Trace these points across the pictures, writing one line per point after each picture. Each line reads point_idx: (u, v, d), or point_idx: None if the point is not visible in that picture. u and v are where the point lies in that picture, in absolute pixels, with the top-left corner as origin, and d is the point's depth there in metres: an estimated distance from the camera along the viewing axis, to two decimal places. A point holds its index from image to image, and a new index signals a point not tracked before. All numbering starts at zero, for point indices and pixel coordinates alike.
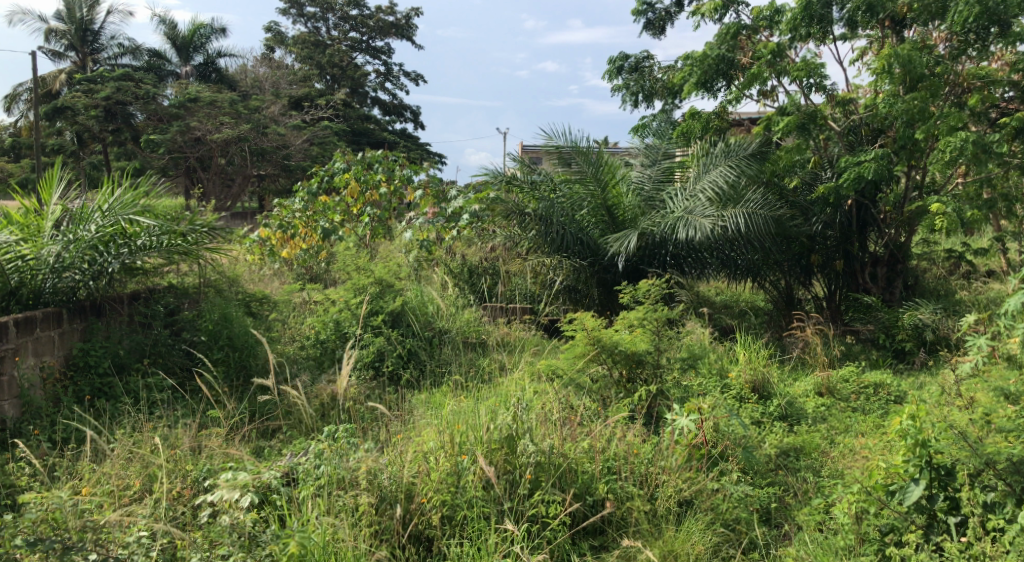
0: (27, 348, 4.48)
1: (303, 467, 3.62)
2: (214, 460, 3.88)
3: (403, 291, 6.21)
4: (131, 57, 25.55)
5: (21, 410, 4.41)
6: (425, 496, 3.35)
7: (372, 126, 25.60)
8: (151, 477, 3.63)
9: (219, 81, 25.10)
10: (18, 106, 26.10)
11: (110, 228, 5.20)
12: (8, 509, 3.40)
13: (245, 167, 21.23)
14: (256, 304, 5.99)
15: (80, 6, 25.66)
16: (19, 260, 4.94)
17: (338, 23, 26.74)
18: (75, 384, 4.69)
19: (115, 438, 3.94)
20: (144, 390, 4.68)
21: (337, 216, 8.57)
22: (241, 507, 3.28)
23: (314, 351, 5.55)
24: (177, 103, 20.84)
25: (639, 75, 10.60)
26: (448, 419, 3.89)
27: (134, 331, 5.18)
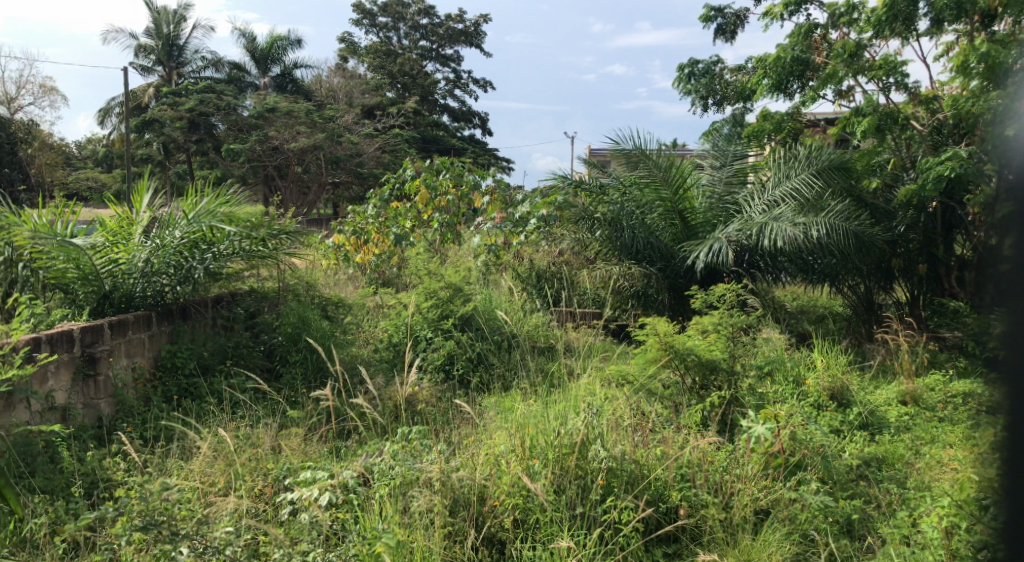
0: (121, 348, 4.69)
1: (380, 466, 3.71)
2: (293, 459, 3.99)
3: (473, 295, 6.29)
4: (213, 70, 26.53)
5: (116, 408, 4.57)
6: (498, 499, 3.38)
7: (442, 133, 25.90)
8: (235, 474, 3.75)
9: (295, 92, 25.81)
10: (111, 119, 27.47)
11: (195, 234, 5.40)
12: (104, 503, 3.56)
13: (321, 175, 21.80)
14: (332, 307, 6.16)
15: (167, 22, 26.85)
16: (113, 263, 5.12)
17: (409, 32, 27.18)
18: (164, 384, 4.91)
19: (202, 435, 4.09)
20: (228, 390, 4.87)
21: (408, 222, 8.72)
22: (321, 504, 3.38)
23: (386, 353, 5.67)
24: (256, 113, 21.56)
25: (709, 79, 10.45)
26: (519, 422, 3.92)
27: (218, 335, 5.48)
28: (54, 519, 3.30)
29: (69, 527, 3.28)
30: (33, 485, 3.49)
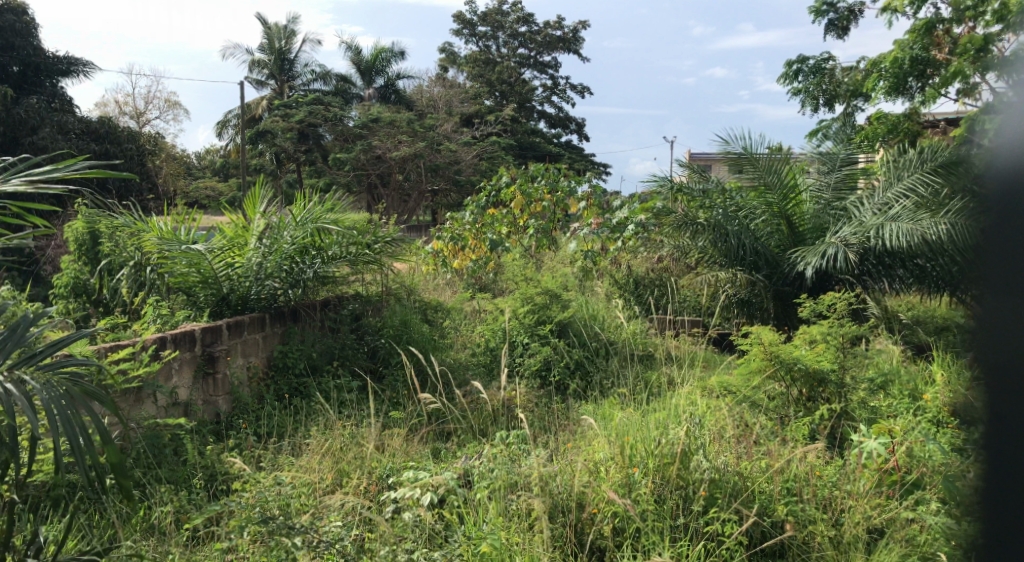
0: (238, 348, 4.95)
1: (478, 469, 3.77)
2: (396, 458, 4.09)
3: (570, 302, 6.31)
4: (320, 82, 27.58)
5: (233, 405, 4.81)
6: (597, 507, 3.36)
7: (539, 139, 26.01)
8: (342, 472, 3.89)
9: (397, 102, 26.51)
10: (228, 131, 28.98)
11: (306, 239, 5.66)
12: (222, 494, 3.74)
13: (420, 183, 22.28)
14: (432, 311, 6.36)
15: (279, 37, 28.17)
16: (230, 267, 5.37)
17: (508, 40, 27.48)
18: (275, 383, 5.15)
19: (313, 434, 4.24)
20: (335, 390, 5.06)
21: (504, 228, 8.83)
22: (423, 504, 3.46)
23: (484, 358, 5.74)
24: (361, 123, 22.27)
25: (820, 78, 10.76)
26: (619, 429, 3.90)
27: (325, 336, 5.68)
28: (178, 508, 3.48)
29: (191, 517, 3.45)
30: (159, 476, 3.70)
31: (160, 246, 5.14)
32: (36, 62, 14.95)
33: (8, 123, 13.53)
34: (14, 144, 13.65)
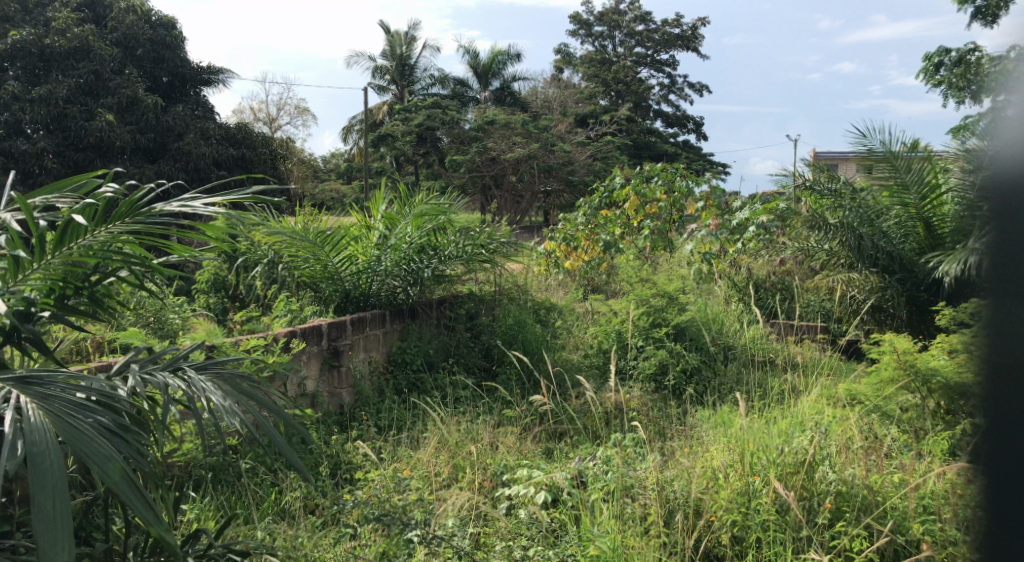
0: (360, 343, 5.15)
1: (593, 471, 3.75)
2: (510, 455, 4.13)
3: (687, 305, 6.18)
4: (439, 86, 28.25)
5: (355, 398, 4.98)
6: (714, 514, 3.26)
7: (655, 139, 25.64)
8: (458, 467, 3.94)
9: (513, 104, 26.77)
10: (352, 136, 30.13)
11: (424, 239, 5.80)
12: (346, 483, 3.88)
13: (534, 184, 22.39)
14: (545, 311, 6.42)
15: (401, 43, 29.04)
16: (352, 264, 5.57)
17: (625, 40, 27.25)
18: (395, 377, 5.32)
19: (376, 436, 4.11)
20: (451, 386, 5.16)
21: (618, 228, 8.76)
22: (538, 502, 3.47)
23: (597, 359, 5.70)
24: (477, 126, 22.57)
25: (963, 68, 10.15)
26: (739, 437, 3.79)
27: (441, 332, 5.93)
28: (307, 494, 3.64)
29: (318, 503, 3.60)
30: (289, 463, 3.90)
31: (289, 244, 5.36)
32: (182, 74, 16.02)
33: (157, 130, 14.55)
34: (161, 150, 14.66)
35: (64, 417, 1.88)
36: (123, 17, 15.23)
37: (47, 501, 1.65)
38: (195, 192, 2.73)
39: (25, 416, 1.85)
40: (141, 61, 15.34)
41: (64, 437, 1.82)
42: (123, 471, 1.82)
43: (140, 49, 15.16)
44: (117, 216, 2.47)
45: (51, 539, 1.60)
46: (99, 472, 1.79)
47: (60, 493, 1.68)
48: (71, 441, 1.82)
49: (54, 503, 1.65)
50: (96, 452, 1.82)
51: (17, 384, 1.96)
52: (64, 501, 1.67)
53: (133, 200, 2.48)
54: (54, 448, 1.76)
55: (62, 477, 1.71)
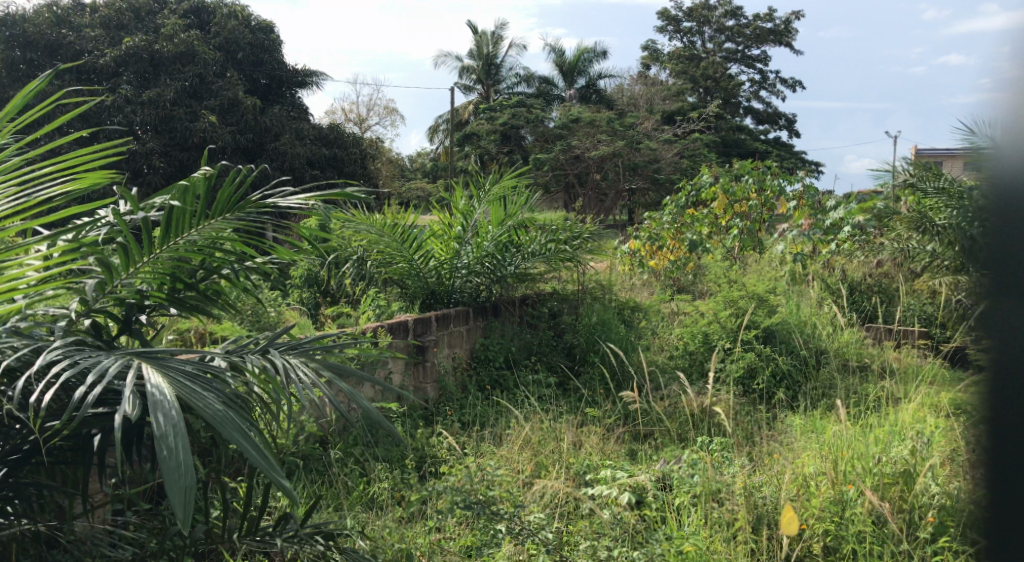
0: (444, 340, 5.24)
1: (678, 473, 3.69)
2: (594, 455, 4.10)
3: (777, 306, 6.01)
4: (525, 85, 28.33)
5: (439, 393, 5.05)
6: (805, 522, 3.17)
7: (745, 136, 25.04)
8: (541, 464, 3.94)
9: (599, 102, 26.60)
10: (438, 136, 30.52)
11: (507, 236, 5.85)
12: (431, 477, 3.93)
13: (619, 183, 22.18)
14: (629, 311, 6.36)
15: (488, 43, 29.25)
16: (437, 263, 5.68)
17: (715, 35, 26.71)
18: (478, 373, 5.38)
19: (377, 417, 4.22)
20: (534, 384, 5.17)
21: (705, 228, 8.58)
22: (622, 503, 3.44)
23: (682, 360, 5.60)
24: (561, 124, 22.54)
25: None
26: (832, 444, 3.66)
27: (524, 330, 5.96)
28: (393, 485, 3.70)
29: (404, 494, 3.66)
30: (376, 454, 3.99)
31: (377, 242, 5.48)
32: (279, 76, 16.56)
33: (255, 131, 15.08)
34: (258, 149, 15.18)
35: (179, 377, 1.97)
36: (225, 22, 15.85)
37: (168, 435, 1.73)
38: (290, 187, 2.83)
39: (143, 374, 1.95)
40: (241, 64, 15.95)
41: (178, 392, 1.90)
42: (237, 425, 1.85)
43: (240, 53, 15.75)
44: (215, 210, 2.58)
45: (171, 465, 1.67)
46: (210, 418, 1.85)
47: (181, 433, 1.75)
48: (184, 395, 1.90)
49: (172, 438, 1.72)
50: (208, 403, 1.89)
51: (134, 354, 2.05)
52: (182, 438, 1.74)
53: (229, 193, 2.59)
54: (171, 398, 1.84)
55: (179, 419, 1.78)
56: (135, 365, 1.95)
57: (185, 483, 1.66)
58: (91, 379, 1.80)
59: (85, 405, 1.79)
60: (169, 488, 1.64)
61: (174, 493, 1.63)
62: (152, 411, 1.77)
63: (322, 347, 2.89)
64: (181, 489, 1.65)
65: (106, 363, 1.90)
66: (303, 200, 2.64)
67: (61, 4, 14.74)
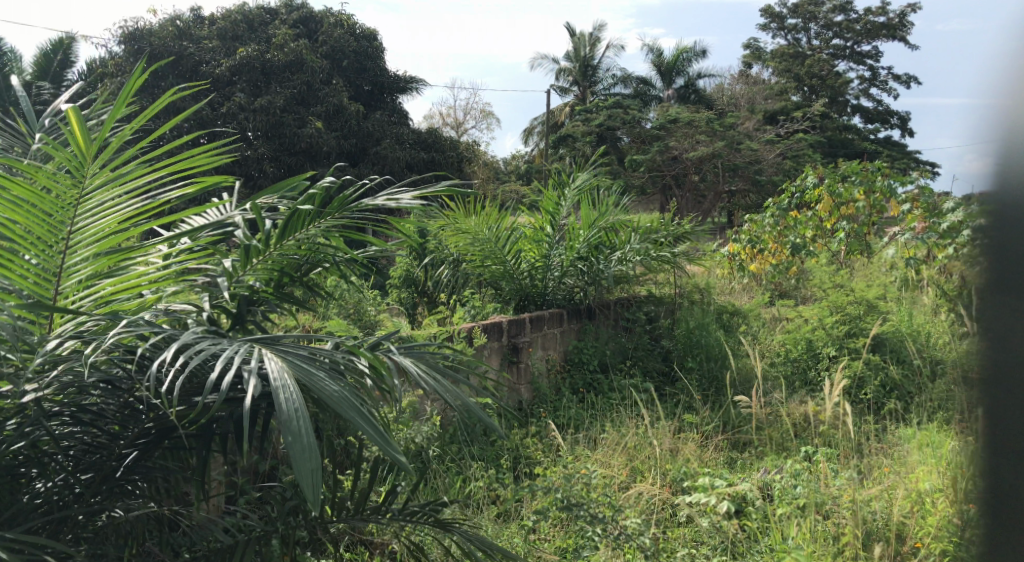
0: (537, 342, 5.28)
1: (779, 484, 3.59)
2: (691, 462, 4.03)
3: (887, 313, 5.76)
4: (622, 86, 28.13)
5: (533, 394, 5.08)
6: (919, 540, 3.03)
7: (853, 136, 24.05)
8: (636, 470, 3.91)
9: (698, 102, 26.13)
10: (534, 138, 30.71)
11: (600, 238, 5.85)
12: (526, 477, 3.96)
13: (718, 184, 21.67)
14: (728, 315, 6.23)
15: (585, 44, 29.18)
16: (530, 265, 5.78)
17: (822, 31, 25.79)
18: (571, 376, 5.39)
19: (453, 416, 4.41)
20: (628, 388, 5.14)
21: (809, 230, 8.29)
22: (721, 512, 3.37)
23: (784, 367, 5.45)
24: (658, 125, 22.29)
25: None
26: (948, 459, 3.49)
27: (619, 333, 5.93)
28: (489, 484, 3.75)
29: (499, 493, 3.70)
30: (473, 453, 4.07)
31: (474, 244, 5.56)
32: (381, 82, 17.02)
33: (358, 136, 15.57)
34: (361, 153, 15.65)
35: (296, 362, 2.03)
36: (332, 31, 16.39)
37: (294, 417, 1.78)
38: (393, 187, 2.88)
39: (263, 359, 2.01)
40: (346, 72, 16.47)
41: (297, 377, 1.96)
42: (355, 409, 1.90)
43: (345, 60, 16.27)
44: (328, 211, 2.65)
45: (299, 446, 1.72)
46: (329, 401, 1.90)
47: (303, 414, 1.80)
48: (302, 378, 1.95)
49: (297, 420, 1.78)
50: (325, 386, 1.95)
51: (254, 339, 2.13)
52: (305, 419, 1.79)
53: (343, 197, 2.66)
54: (291, 381, 1.89)
55: (302, 402, 1.83)
56: (255, 349, 2.02)
57: (312, 465, 1.71)
58: (223, 364, 1.85)
59: (219, 388, 1.83)
60: (298, 470, 1.69)
61: (303, 474, 1.68)
62: (275, 391, 1.83)
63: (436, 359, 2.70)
64: (309, 472, 1.70)
65: (230, 347, 1.97)
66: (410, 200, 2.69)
67: (182, 16, 15.54)
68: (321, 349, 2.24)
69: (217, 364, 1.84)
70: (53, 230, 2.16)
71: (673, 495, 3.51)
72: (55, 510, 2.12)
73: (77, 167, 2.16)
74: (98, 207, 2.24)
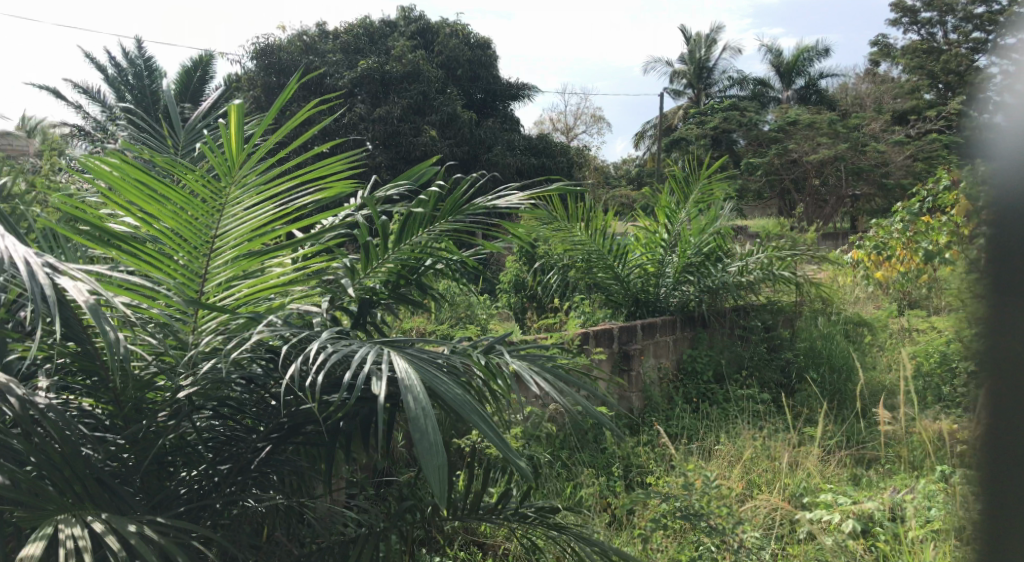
0: (649, 349, 5.25)
1: (909, 504, 3.41)
2: (812, 477, 3.88)
3: None
4: (739, 88, 27.41)
5: (644, 402, 5.02)
6: None
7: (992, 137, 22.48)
8: (752, 483, 3.80)
9: (820, 103, 25.13)
10: (646, 143, 30.43)
11: (714, 244, 5.74)
12: (638, 486, 3.92)
13: (840, 188, 20.64)
14: (851, 326, 5.96)
15: (700, 46, 28.65)
16: (643, 270, 5.74)
17: None
18: (684, 386, 5.32)
19: (564, 421, 4.42)
20: (744, 398, 5.01)
21: (943, 237, 7.35)
22: (845, 530, 3.23)
23: (914, 380, 5.17)
24: (777, 127, 21.61)
25: None
26: None
27: (735, 342, 5.80)
28: (600, 491, 3.74)
29: (611, 501, 3.69)
30: (583, 460, 4.08)
31: (586, 250, 5.57)
32: (495, 90, 17.28)
33: (471, 143, 15.87)
34: (474, 161, 15.93)
35: (421, 364, 2.09)
36: (447, 41, 16.75)
37: (422, 415, 1.83)
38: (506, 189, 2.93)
39: (391, 361, 2.08)
40: (460, 81, 16.83)
41: (422, 378, 2.01)
42: (477, 411, 1.94)
43: (460, 69, 16.63)
44: (441, 214, 2.75)
45: (426, 443, 1.77)
46: (453, 403, 1.95)
47: (430, 413, 1.85)
48: (427, 381, 2.01)
49: (425, 419, 1.83)
50: (449, 388, 2.00)
51: (379, 342, 2.20)
52: (432, 418, 1.84)
53: (455, 198, 2.75)
54: (418, 382, 1.95)
55: (430, 402, 1.89)
56: (384, 351, 2.09)
57: (437, 462, 1.76)
58: (355, 365, 1.94)
59: (351, 386, 1.91)
60: (425, 466, 1.74)
61: (429, 470, 1.72)
62: (403, 390, 1.89)
63: (549, 364, 2.73)
64: (435, 468, 1.75)
65: (360, 348, 2.04)
66: (521, 199, 2.74)
67: (309, 31, 16.31)
68: (442, 353, 2.30)
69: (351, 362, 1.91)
70: (201, 233, 2.30)
71: (793, 509, 3.40)
72: (197, 498, 2.26)
73: (225, 172, 2.31)
74: (241, 213, 2.37)
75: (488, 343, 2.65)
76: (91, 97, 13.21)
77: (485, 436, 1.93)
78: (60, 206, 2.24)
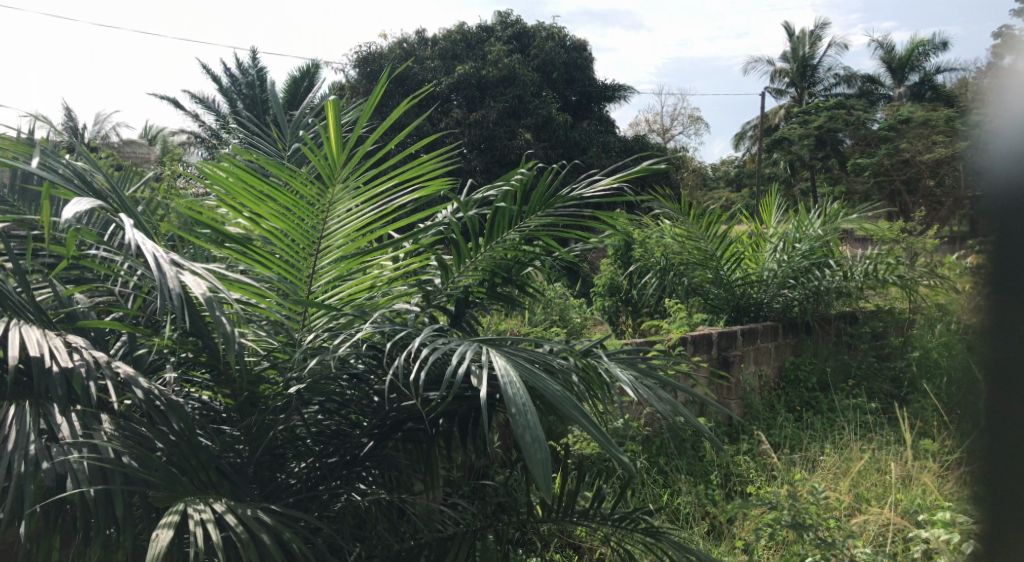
0: (750, 355, 5.11)
1: None
2: (926, 492, 3.69)
3: None
4: (846, 86, 26.36)
5: (744, 410, 4.90)
6: None
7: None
8: (860, 496, 3.64)
9: None
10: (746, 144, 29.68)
11: (821, 248, 5.54)
12: (737, 496, 3.82)
13: None
14: None
15: (805, 43, 27.75)
16: (744, 274, 5.60)
17: None
18: (787, 394, 5.20)
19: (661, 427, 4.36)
20: (851, 408, 4.81)
21: None
22: None
23: None
24: (887, 125, 20.68)
25: None
26: None
27: (842, 351, 5.60)
28: (699, 499, 3.67)
29: (710, 510, 3.61)
30: (680, 466, 4.01)
31: (684, 253, 5.50)
32: (591, 92, 17.22)
33: (566, 146, 15.87)
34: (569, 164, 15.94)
35: (519, 360, 2.10)
36: (544, 44, 16.80)
37: (523, 410, 1.84)
38: (596, 176, 2.81)
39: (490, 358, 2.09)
40: (556, 84, 16.87)
41: (521, 374, 2.02)
42: (578, 405, 1.94)
43: (556, 73, 16.67)
44: (530, 208, 2.69)
45: (529, 437, 1.78)
46: (554, 398, 1.95)
47: (530, 407, 1.85)
48: (526, 377, 2.02)
49: (527, 414, 1.83)
50: (548, 384, 2.00)
51: (477, 339, 2.23)
52: (533, 413, 1.84)
53: (542, 190, 2.69)
54: (517, 377, 1.96)
55: (530, 397, 1.89)
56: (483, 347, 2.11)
57: (542, 456, 1.76)
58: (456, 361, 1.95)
59: (452, 382, 1.92)
60: (530, 461, 1.75)
61: (534, 464, 1.73)
62: (504, 385, 1.90)
63: (647, 366, 2.70)
64: (540, 462, 1.75)
65: (460, 345, 2.06)
66: (607, 184, 2.59)
67: (409, 38, 16.68)
68: (539, 351, 2.30)
69: (454, 358, 1.92)
70: (307, 234, 2.38)
71: (906, 525, 3.25)
72: (307, 489, 2.34)
73: (328, 175, 2.36)
74: (345, 213, 2.43)
75: (585, 346, 2.63)
76: (206, 106, 13.89)
77: (586, 431, 1.92)
78: (178, 208, 2.36)
